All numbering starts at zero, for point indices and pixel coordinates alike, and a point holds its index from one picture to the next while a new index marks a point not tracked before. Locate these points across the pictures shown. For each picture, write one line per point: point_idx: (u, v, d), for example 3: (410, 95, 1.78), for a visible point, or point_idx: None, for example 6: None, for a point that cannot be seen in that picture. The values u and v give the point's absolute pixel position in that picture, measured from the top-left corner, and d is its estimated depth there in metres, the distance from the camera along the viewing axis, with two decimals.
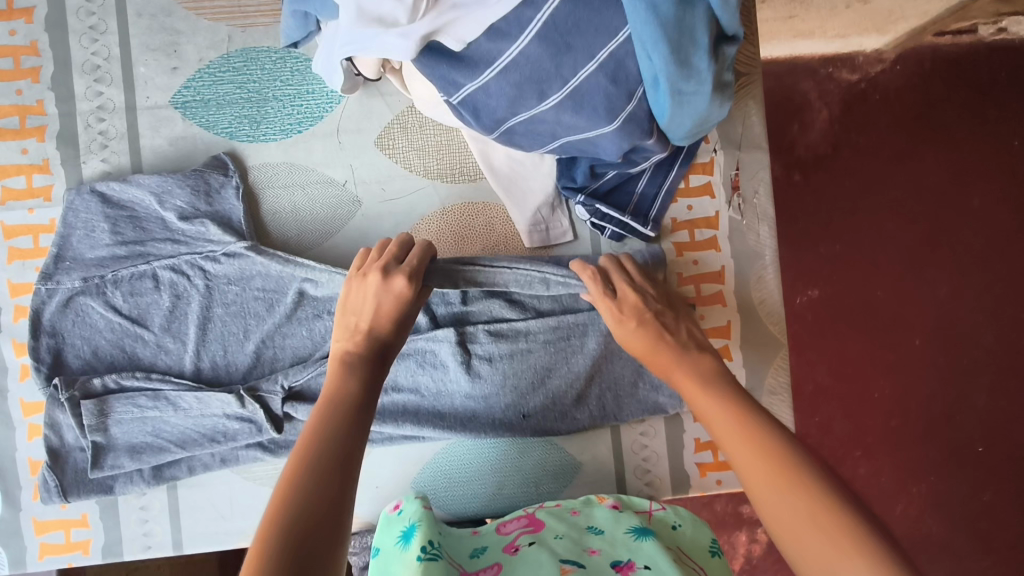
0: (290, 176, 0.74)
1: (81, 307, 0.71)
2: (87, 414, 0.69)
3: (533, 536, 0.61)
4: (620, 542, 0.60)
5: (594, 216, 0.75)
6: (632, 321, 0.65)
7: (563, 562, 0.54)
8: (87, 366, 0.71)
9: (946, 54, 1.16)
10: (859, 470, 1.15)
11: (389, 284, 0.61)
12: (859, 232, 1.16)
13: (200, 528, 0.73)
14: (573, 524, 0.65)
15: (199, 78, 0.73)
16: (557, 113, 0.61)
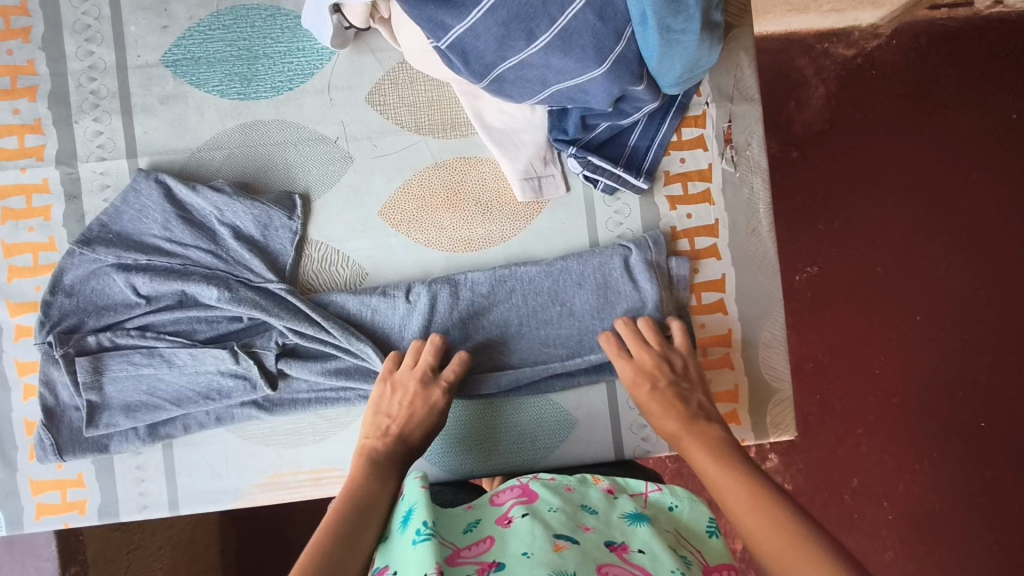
0: (281, 133, 0.74)
1: (105, 277, 0.71)
2: (83, 371, 0.69)
3: (527, 508, 0.54)
4: (615, 524, 0.54)
5: (586, 168, 0.74)
6: (646, 386, 0.69)
7: (557, 539, 0.49)
8: (84, 326, 0.71)
9: (941, 28, 1.16)
10: (862, 447, 1.14)
11: (427, 396, 0.67)
12: (858, 207, 1.15)
13: (196, 487, 0.73)
14: (568, 499, 0.57)
15: (190, 36, 0.73)
16: (546, 55, 0.61)
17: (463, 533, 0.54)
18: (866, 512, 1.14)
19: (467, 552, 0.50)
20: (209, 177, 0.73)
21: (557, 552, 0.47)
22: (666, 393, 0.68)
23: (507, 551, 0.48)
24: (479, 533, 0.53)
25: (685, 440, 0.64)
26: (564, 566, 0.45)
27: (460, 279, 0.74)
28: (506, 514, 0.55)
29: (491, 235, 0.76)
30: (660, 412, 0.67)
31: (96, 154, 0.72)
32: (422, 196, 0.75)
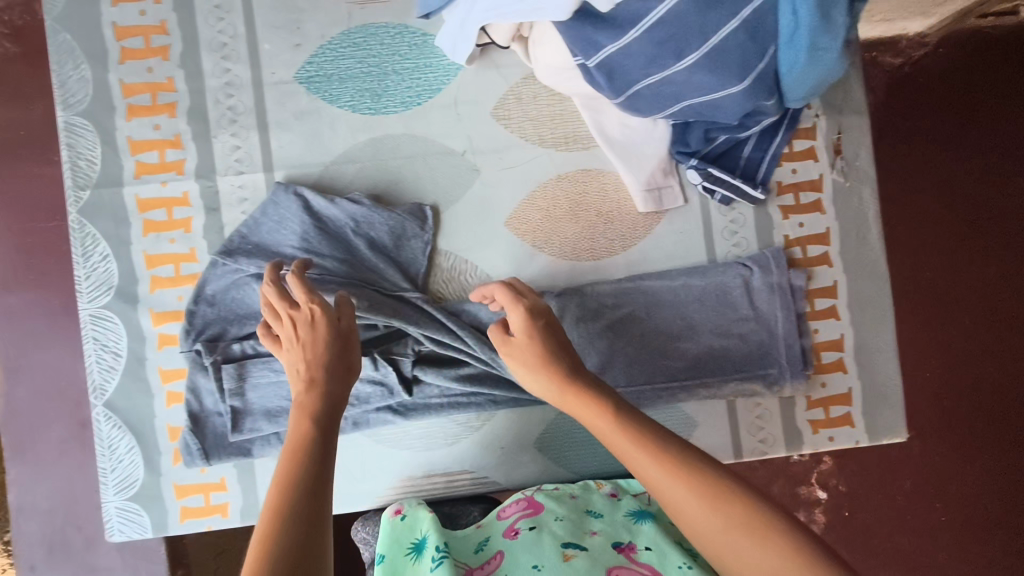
0: (411, 146, 0.76)
1: (245, 287, 0.73)
2: (229, 379, 0.71)
3: (533, 521, 0.64)
4: (622, 524, 0.64)
5: (706, 180, 0.76)
6: (523, 341, 0.64)
7: (565, 547, 0.59)
8: (227, 334, 0.73)
9: (989, 37, 1.10)
10: (934, 460, 1.07)
11: (308, 323, 0.65)
12: (915, 220, 1.08)
13: (335, 489, 0.77)
14: (572, 508, 0.68)
15: (323, 54, 0.75)
16: (690, 72, 0.63)
17: (474, 551, 0.63)
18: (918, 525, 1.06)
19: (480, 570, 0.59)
20: (343, 190, 0.76)
21: (566, 560, 0.56)
22: (556, 343, 0.64)
23: (518, 563, 0.57)
24: (489, 549, 0.61)
25: (573, 403, 0.60)
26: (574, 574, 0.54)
27: (586, 289, 0.77)
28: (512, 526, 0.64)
29: (612, 245, 0.78)
30: (533, 367, 0.63)
31: (234, 167, 0.75)
32: (546, 207, 0.78)
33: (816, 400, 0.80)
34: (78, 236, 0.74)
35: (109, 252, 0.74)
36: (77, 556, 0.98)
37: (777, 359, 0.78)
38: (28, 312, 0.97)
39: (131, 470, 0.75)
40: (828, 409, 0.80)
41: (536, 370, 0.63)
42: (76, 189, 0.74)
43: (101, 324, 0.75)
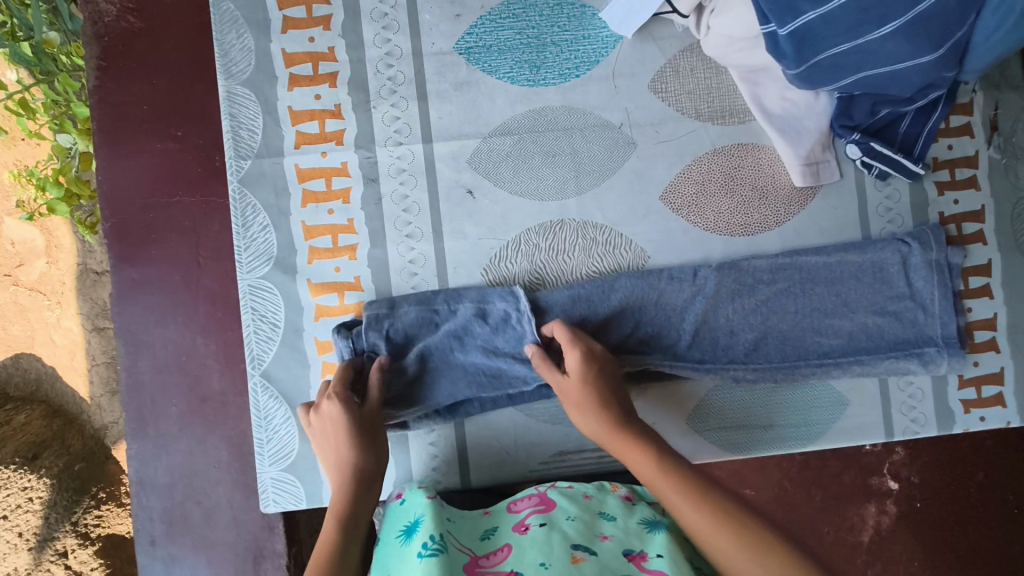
0: (569, 119, 0.76)
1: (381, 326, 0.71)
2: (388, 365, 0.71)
3: (544, 517, 0.61)
4: (634, 532, 0.60)
5: (866, 154, 0.75)
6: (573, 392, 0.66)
7: (575, 549, 0.55)
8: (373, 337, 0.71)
9: None
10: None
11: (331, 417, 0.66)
12: None
13: (486, 462, 0.77)
14: (585, 508, 0.63)
15: (482, 24, 0.75)
16: (885, 42, 0.62)
17: (481, 540, 0.61)
18: (997, 523, 0.93)
19: (485, 561, 0.56)
20: (496, 182, 0.75)
21: (574, 563, 0.52)
22: (611, 389, 0.66)
23: (523, 560, 0.54)
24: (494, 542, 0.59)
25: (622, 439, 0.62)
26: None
27: (743, 266, 0.75)
28: (522, 522, 0.61)
29: (767, 221, 0.77)
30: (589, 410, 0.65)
31: (393, 138, 0.75)
32: (701, 181, 0.77)
33: (968, 379, 0.79)
34: (238, 205, 0.74)
35: (267, 221, 0.74)
36: (195, 530, 0.91)
37: (933, 338, 0.76)
38: (151, 287, 0.92)
39: (285, 442, 0.74)
40: (980, 389, 0.79)
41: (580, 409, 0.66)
42: (237, 159, 0.74)
43: (259, 295, 0.74)
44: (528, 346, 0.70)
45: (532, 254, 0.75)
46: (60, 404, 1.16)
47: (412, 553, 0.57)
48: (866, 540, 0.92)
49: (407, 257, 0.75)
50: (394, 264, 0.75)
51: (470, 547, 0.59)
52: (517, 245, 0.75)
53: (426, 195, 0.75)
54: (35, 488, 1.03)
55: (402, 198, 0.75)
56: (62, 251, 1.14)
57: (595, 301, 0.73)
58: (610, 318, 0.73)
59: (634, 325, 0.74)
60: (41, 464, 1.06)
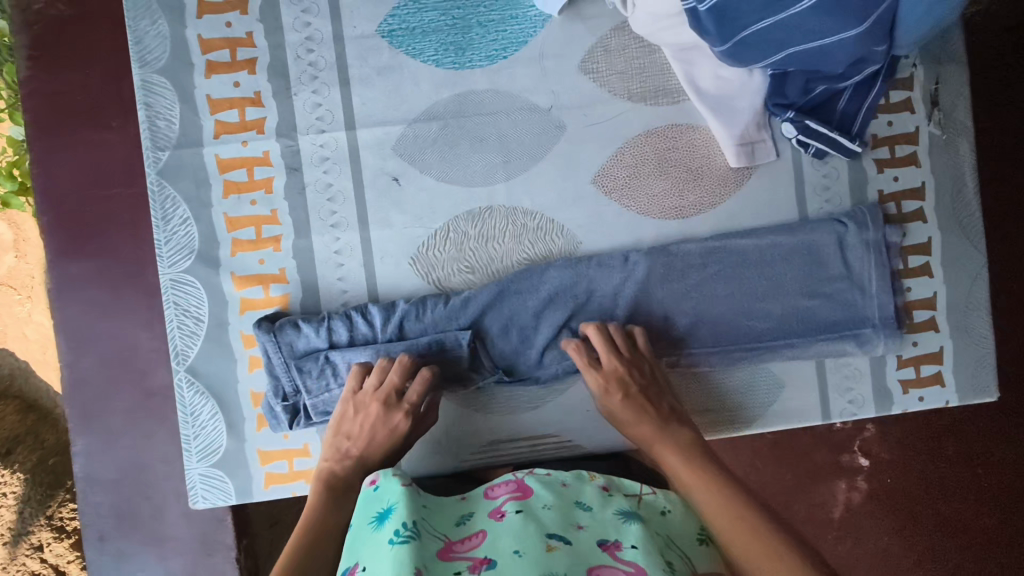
0: (495, 102, 0.74)
1: (302, 327, 0.71)
2: (307, 373, 0.71)
3: (521, 505, 0.54)
4: (609, 522, 0.53)
5: (802, 132, 0.73)
6: (617, 394, 0.69)
7: (549, 538, 0.48)
8: (295, 338, 0.71)
9: None
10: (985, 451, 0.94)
11: (387, 420, 0.67)
12: None
13: (418, 454, 0.76)
14: (562, 496, 0.56)
15: (405, 6, 0.73)
16: (807, 16, 0.60)
17: (454, 526, 0.53)
18: (959, 495, 0.93)
19: (457, 547, 0.49)
20: (422, 169, 0.74)
21: (548, 551, 0.46)
22: (643, 400, 0.68)
23: (498, 548, 0.47)
24: (470, 526, 0.52)
25: (660, 446, 0.65)
26: (553, 566, 0.44)
27: (673, 247, 0.74)
28: (499, 508, 0.54)
29: (702, 203, 0.76)
30: (631, 418, 0.67)
31: (316, 126, 0.73)
32: (634, 163, 0.75)
33: (906, 359, 0.78)
34: (157, 198, 0.72)
35: (188, 214, 0.72)
36: (145, 525, 0.90)
37: (869, 318, 0.75)
38: (89, 282, 0.89)
39: (214, 437, 0.73)
40: (918, 368, 0.78)
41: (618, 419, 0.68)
42: (155, 150, 0.72)
43: (182, 289, 0.73)
44: (566, 342, 0.71)
45: (459, 242, 0.74)
46: (33, 399, 1.15)
47: (385, 538, 0.49)
48: (836, 517, 0.93)
49: (332, 248, 0.73)
50: (319, 255, 0.73)
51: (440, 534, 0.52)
52: (447, 236, 0.74)
53: (351, 183, 0.73)
54: (7, 483, 1.00)
55: (326, 187, 0.73)
56: (28, 243, 1.11)
57: (525, 292, 0.73)
58: (542, 306, 0.73)
59: (566, 317, 0.74)
60: (13, 459, 1.03)
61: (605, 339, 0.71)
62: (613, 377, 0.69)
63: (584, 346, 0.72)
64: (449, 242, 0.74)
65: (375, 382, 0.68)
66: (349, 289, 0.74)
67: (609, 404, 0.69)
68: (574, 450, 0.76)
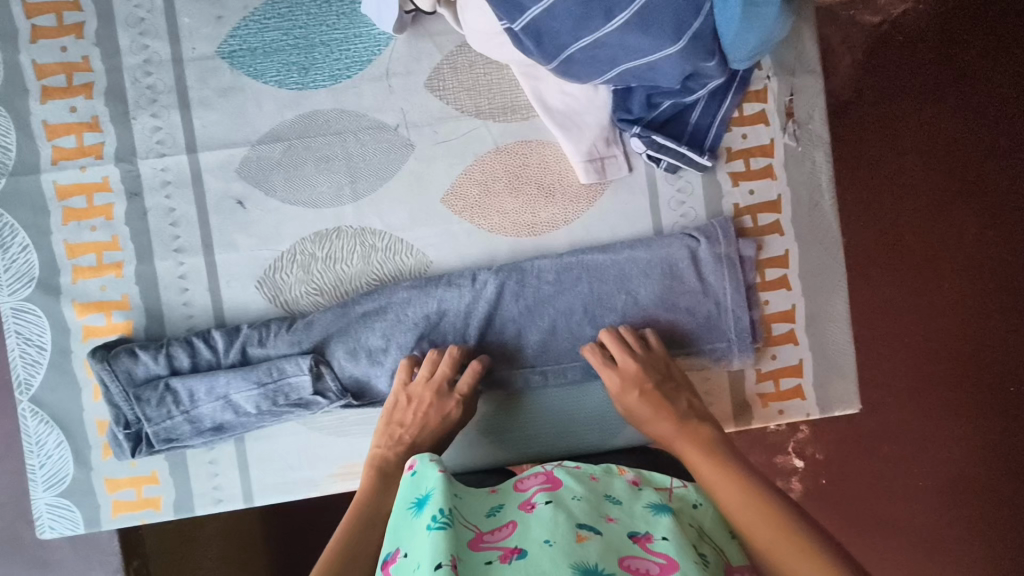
0: (341, 122, 0.73)
1: (140, 354, 0.70)
2: (146, 400, 0.70)
3: (551, 496, 0.55)
4: (638, 515, 0.54)
5: (650, 148, 0.73)
6: (633, 391, 0.69)
7: (580, 528, 0.49)
8: (134, 366, 0.70)
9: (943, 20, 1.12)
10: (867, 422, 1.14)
11: (440, 407, 0.69)
12: (906, 187, 1.12)
13: (270, 479, 0.75)
14: (592, 489, 0.57)
15: (246, 26, 0.72)
16: (622, 35, 0.59)
17: (486, 516, 0.54)
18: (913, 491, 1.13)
19: (489, 537, 0.50)
20: (268, 192, 0.73)
21: (579, 542, 0.47)
22: (660, 398, 0.69)
23: (529, 538, 0.48)
24: (501, 517, 0.53)
25: (678, 443, 0.66)
26: (586, 556, 0.45)
27: (523, 265, 0.74)
28: (528, 500, 0.55)
29: (554, 219, 0.75)
30: (650, 414, 0.69)
31: (156, 150, 0.72)
32: (484, 181, 0.74)
33: (765, 372, 0.77)
34: None
35: (28, 242, 0.72)
36: None
37: (724, 332, 0.75)
38: None
39: (60, 466, 0.73)
40: (778, 382, 0.77)
41: (641, 417, 0.69)
42: None
43: (24, 317, 0.72)
44: (585, 347, 0.72)
45: (308, 264, 0.74)
46: None
47: (422, 523, 0.49)
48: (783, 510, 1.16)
49: (177, 273, 0.73)
50: (163, 280, 0.73)
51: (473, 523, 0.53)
52: (296, 258, 0.74)
53: (194, 208, 0.73)
54: None
55: (168, 212, 0.73)
56: None
57: (372, 313, 0.73)
58: (391, 326, 0.73)
59: (416, 338, 0.73)
60: None
61: (617, 335, 0.72)
62: (633, 375, 0.70)
63: (598, 346, 0.72)
64: (299, 265, 0.74)
65: (428, 371, 0.70)
66: (195, 314, 0.73)
67: (626, 404, 0.70)
68: None
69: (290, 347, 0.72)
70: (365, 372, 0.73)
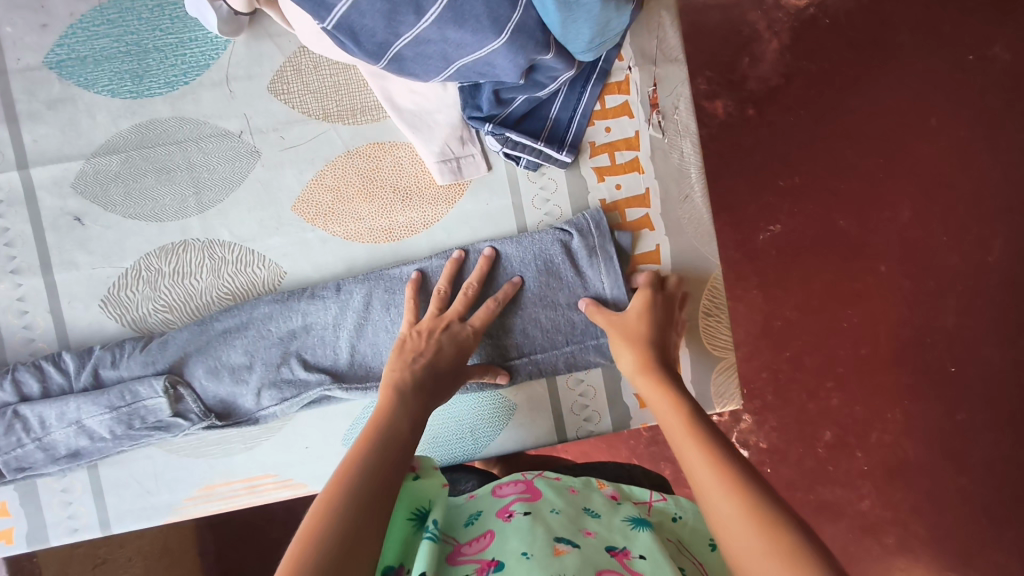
0: (180, 131, 0.70)
1: None
2: None
3: (530, 507, 0.53)
4: (617, 528, 0.53)
5: (505, 145, 0.70)
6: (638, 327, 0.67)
7: (558, 541, 0.48)
8: None
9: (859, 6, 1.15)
10: (809, 406, 1.15)
11: (454, 337, 0.65)
12: (834, 171, 1.15)
13: (127, 505, 0.70)
14: (571, 503, 0.56)
15: (73, 34, 0.69)
16: (440, 29, 0.56)
17: (464, 526, 0.53)
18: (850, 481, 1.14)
19: (467, 549, 0.49)
20: (106, 206, 0.69)
21: (558, 554, 0.45)
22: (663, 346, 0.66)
23: (505, 549, 0.47)
24: (478, 528, 0.52)
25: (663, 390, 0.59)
26: (563, 569, 0.43)
27: (389, 273, 0.70)
28: (507, 507, 0.54)
29: (414, 223, 0.72)
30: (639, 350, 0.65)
31: None
32: (335, 187, 0.71)
33: None
34: None
35: None
36: None
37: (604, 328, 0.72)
38: None
39: None
40: None
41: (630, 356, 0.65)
42: None
43: None
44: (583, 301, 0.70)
45: (153, 281, 0.70)
46: None
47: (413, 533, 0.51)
48: None
49: (14, 295, 0.69)
50: (1, 303, 0.69)
51: (452, 535, 0.52)
52: (143, 276, 0.70)
53: (29, 226, 0.69)
54: None
55: (2, 232, 0.69)
56: None
57: (232, 330, 0.69)
58: (251, 342, 0.69)
59: (282, 353, 0.69)
60: None
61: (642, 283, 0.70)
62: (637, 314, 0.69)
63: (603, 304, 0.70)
64: (148, 284, 0.70)
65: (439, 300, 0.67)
66: (37, 337, 0.70)
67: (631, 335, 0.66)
68: (297, 490, 0.71)
69: (144, 368, 0.67)
70: (226, 393, 0.69)
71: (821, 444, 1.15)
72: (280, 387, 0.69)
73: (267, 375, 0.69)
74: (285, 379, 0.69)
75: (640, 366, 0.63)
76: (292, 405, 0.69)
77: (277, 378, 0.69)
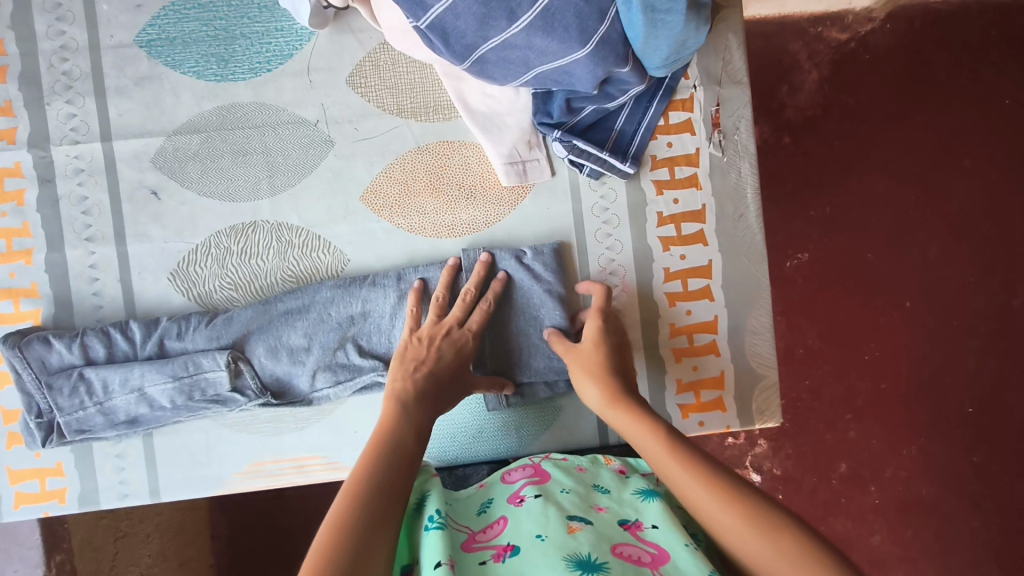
0: (260, 116, 0.72)
1: (53, 342, 0.68)
2: (59, 389, 0.67)
3: (540, 488, 0.55)
4: (627, 502, 0.54)
5: (571, 152, 0.73)
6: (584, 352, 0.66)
7: (570, 520, 0.49)
8: (49, 354, 0.68)
9: (901, 43, 1.17)
10: (826, 436, 1.16)
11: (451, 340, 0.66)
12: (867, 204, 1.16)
13: (177, 476, 0.72)
14: (580, 481, 0.58)
15: (164, 16, 0.72)
16: (528, 36, 0.58)
17: (479, 514, 0.55)
18: (866, 516, 1.15)
19: (482, 536, 0.51)
20: (183, 182, 0.72)
21: (571, 533, 0.47)
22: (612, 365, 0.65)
23: (520, 533, 0.48)
24: (492, 513, 0.54)
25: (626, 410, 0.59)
26: (579, 548, 0.45)
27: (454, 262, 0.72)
28: (518, 492, 0.55)
29: (475, 221, 0.74)
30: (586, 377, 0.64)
31: (69, 137, 0.71)
32: (403, 180, 0.74)
33: (686, 384, 0.76)
34: None
35: None
36: None
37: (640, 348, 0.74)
38: None
39: None
40: (699, 393, 0.76)
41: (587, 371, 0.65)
42: None
43: None
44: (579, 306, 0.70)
45: (221, 258, 0.72)
46: None
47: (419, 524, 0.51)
48: None
49: (87, 262, 0.72)
50: (73, 269, 0.72)
51: (468, 523, 0.54)
52: (212, 253, 0.72)
53: (107, 197, 0.72)
54: None
55: (81, 200, 0.72)
56: None
57: (293, 311, 0.70)
58: (311, 325, 0.70)
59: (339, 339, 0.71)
60: None
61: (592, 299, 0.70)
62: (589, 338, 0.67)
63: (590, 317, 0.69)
64: (216, 261, 0.72)
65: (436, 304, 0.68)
66: (105, 304, 0.72)
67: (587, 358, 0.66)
68: (343, 473, 0.72)
69: (206, 342, 0.69)
70: (283, 374, 0.70)
71: (836, 475, 1.15)
72: (337, 371, 0.70)
73: (323, 359, 0.70)
74: (341, 363, 0.70)
75: (606, 398, 0.62)
76: (347, 390, 0.71)
77: (332, 364, 0.70)
